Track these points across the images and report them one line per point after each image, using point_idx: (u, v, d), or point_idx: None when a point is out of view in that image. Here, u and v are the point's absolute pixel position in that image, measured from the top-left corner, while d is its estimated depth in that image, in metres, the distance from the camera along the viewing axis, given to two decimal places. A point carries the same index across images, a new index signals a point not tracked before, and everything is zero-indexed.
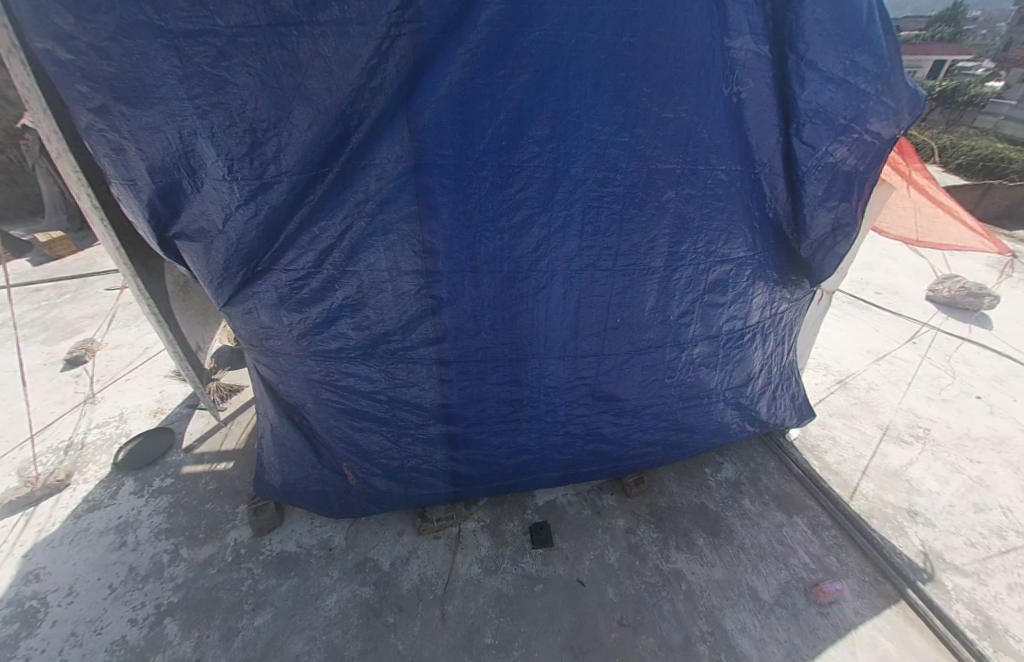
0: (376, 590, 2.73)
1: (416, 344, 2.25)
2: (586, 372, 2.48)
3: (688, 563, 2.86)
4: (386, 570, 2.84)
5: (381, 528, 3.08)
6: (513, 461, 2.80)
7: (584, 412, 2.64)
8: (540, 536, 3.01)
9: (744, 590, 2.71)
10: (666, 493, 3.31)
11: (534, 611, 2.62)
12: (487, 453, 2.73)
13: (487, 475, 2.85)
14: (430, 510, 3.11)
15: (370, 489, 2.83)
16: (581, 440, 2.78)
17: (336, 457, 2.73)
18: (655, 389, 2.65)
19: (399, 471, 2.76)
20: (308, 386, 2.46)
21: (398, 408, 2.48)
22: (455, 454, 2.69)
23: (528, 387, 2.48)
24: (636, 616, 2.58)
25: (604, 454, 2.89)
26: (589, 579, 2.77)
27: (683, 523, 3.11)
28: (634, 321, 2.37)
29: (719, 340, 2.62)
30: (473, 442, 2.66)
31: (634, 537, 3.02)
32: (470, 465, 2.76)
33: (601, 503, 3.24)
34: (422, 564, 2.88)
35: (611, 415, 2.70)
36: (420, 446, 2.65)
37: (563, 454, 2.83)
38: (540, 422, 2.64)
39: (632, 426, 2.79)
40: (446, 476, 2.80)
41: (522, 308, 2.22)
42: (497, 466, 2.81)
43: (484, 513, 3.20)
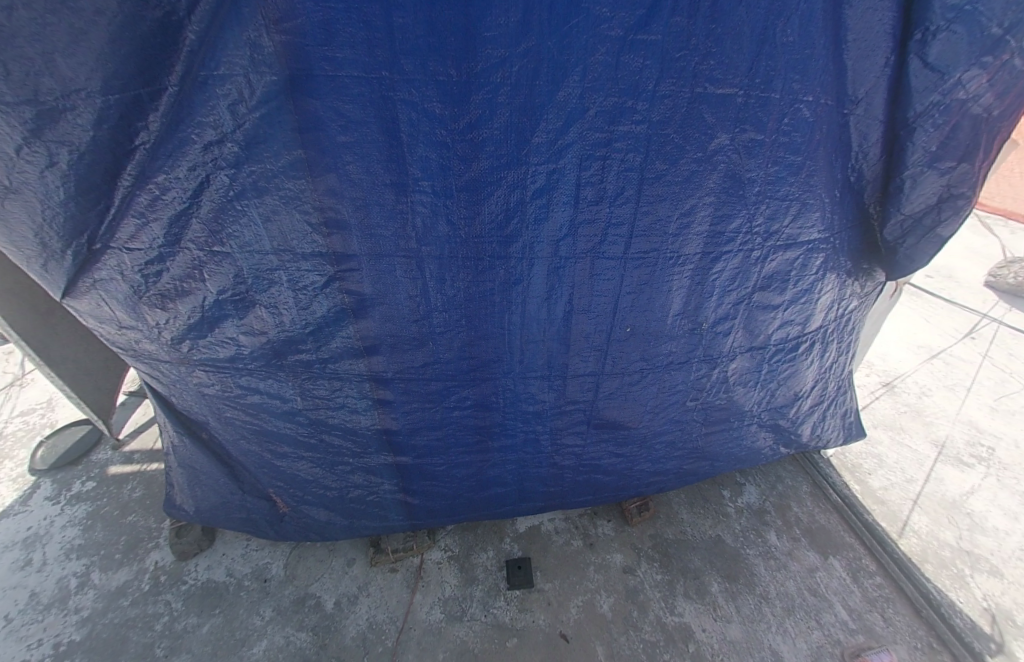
0: (314, 638, 2.25)
1: (335, 357, 1.60)
2: (579, 396, 1.82)
3: (698, 617, 2.27)
4: (329, 612, 2.36)
5: (328, 556, 2.60)
6: (482, 495, 2.21)
7: (574, 443, 2.01)
8: (517, 575, 2.48)
9: (767, 657, 2.13)
10: (674, 523, 2.68)
11: None
12: (449, 486, 2.14)
13: (451, 509, 2.28)
14: (389, 538, 2.61)
15: (307, 518, 2.30)
16: (571, 475, 2.16)
17: (259, 481, 2.18)
18: (672, 415, 1.98)
19: (338, 501, 2.19)
20: (206, 400, 1.87)
21: (324, 433, 1.87)
22: (405, 486, 2.11)
23: (498, 413, 1.84)
24: None
25: (600, 489, 2.28)
26: (574, 635, 2.21)
27: (694, 563, 2.49)
28: (650, 331, 1.67)
29: (765, 354, 1.90)
30: (428, 474, 2.07)
31: (633, 579, 2.43)
32: (427, 498, 2.19)
33: (595, 532, 2.65)
34: (373, 605, 2.39)
35: (611, 447, 2.06)
36: (359, 476, 2.07)
37: (548, 488, 2.23)
38: (517, 453, 2.01)
39: (638, 459, 2.15)
40: (399, 508, 2.24)
41: (484, 310, 1.52)
42: (462, 500, 2.23)
43: (454, 541, 2.68)
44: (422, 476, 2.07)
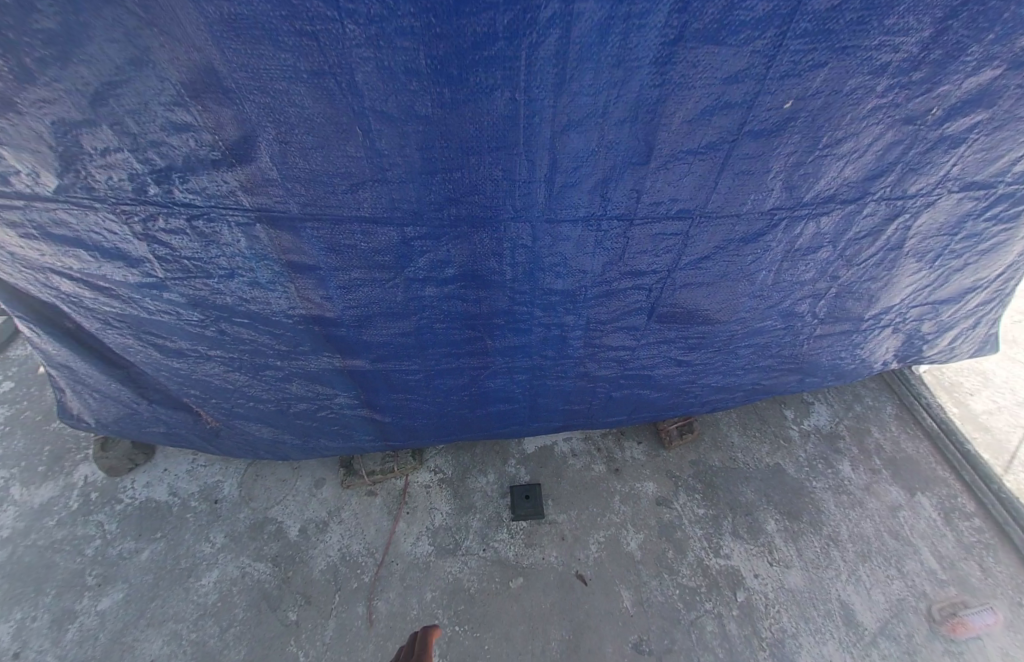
0: (275, 570, 1.85)
1: (178, 168, 0.83)
2: (645, 263, 1.06)
3: (750, 561, 1.81)
4: (293, 541, 1.93)
5: (292, 476, 2.12)
6: (478, 413, 1.58)
7: (623, 343, 1.30)
8: (524, 505, 1.97)
9: (834, 610, 1.72)
10: (722, 447, 2.10)
11: (506, 622, 1.68)
12: (430, 401, 1.49)
13: (437, 430, 1.67)
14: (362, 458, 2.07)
15: (247, 436, 1.73)
16: (607, 389, 1.50)
17: (166, 388, 1.55)
18: (785, 304, 1.24)
19: (280, 417, 1.59)
20: (22, 265, 1.12)
21: (222, 322, 1.17)
22: (367, 399, 1.47)
23: (501, 291, 1.09)
24: (661, 641, 1.63)
25: (642, 408, 1.65)
26: (595, 577, 1.77)
27: (745, 496, 1.96)
28: (826, 117, 0.85)
29: (981, 199, 1.10)
30: (398, 385, 1.40)
31: (669, 513, 1.92)
32: (402, 415, 1.56)
33: (621, 456, 2.09)
34: (346, 533, 1.94)
35: (677, 350, 1.35)
36: (297, 385, 1.42)
37: (570, 406, 1.59)
38: (530, 357, 1.32)
39: (709, 368, 1.46)
40: (367, 427, 1.63)
41: (474, 33, 0.65)
42: (450, 420, 1.61)
43: (444, 462, 2.14)
44: (390, 386, 1.40)
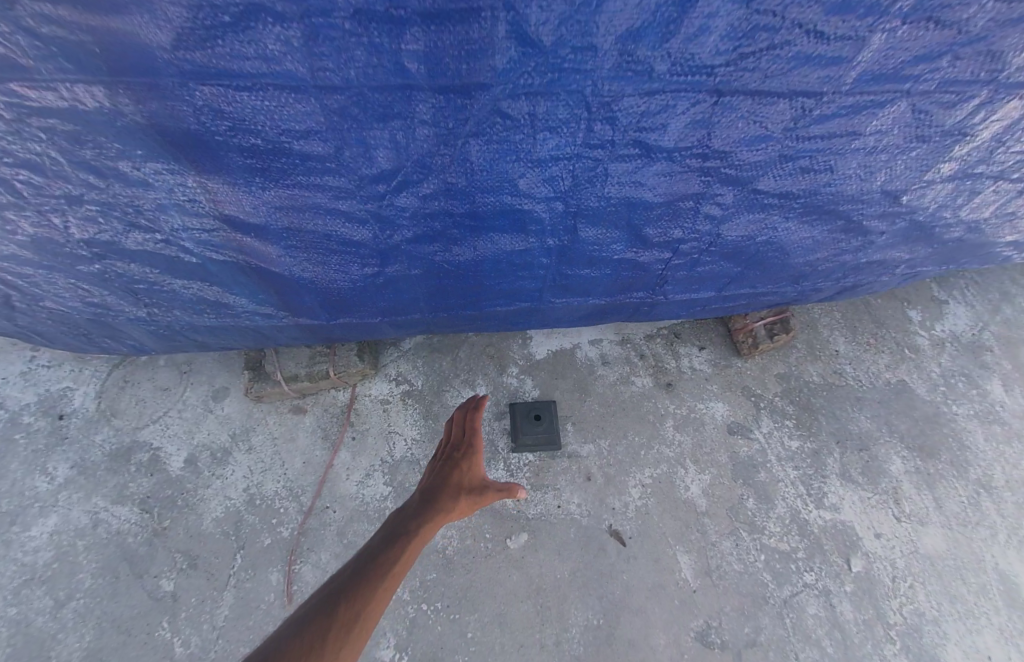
0: (146, 517, 1.20)
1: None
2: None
3: (869, 515, 1.20)
4: (174, 478, 1.24)
5: (177, 384, 1.38)
6: (458, 261, 0.81)
7: (837, 24, 0.46)
8: (535, 430, 1.27)
9: (990, 584, 1.14)
10: (824, 356, 1.41)
11: (502, 600, 1.08)
12: (362, 220, 0.71)
13: (385, 298, 0.91)
14: (275, 356, 1.24)
15: (52, 307, 0.95)
16: (729, 204, 0.71)
17: None
18: None
19: (74, 258, 0.79)
20: None
21: None
22: (222, 205, 0.68)
23: None
24: (740, 630, 1.06)
25: (765, 263, 0.90)
26: (638, 536, 1.15)
27: (858, 426, 1.31)
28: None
29: None
30: (272, 158, 0.59)
31: (748, 447, 1.26)
32: (308, 260, 0.79)
33: (676, 365, 1.38)
34: (253, 467, 1.24)
35: (947, 71, 0.53)
36: (60, 162, 0.60)
37: (642, 253, 0.82)
38: (582, 82, 0.50)
39: (960, 149, 0.66)
40: (252, 288, 0.86)
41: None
42: (406, 277, 0.84)
43: (411, 367, 1.38)
44: (255, 165, 0.61)
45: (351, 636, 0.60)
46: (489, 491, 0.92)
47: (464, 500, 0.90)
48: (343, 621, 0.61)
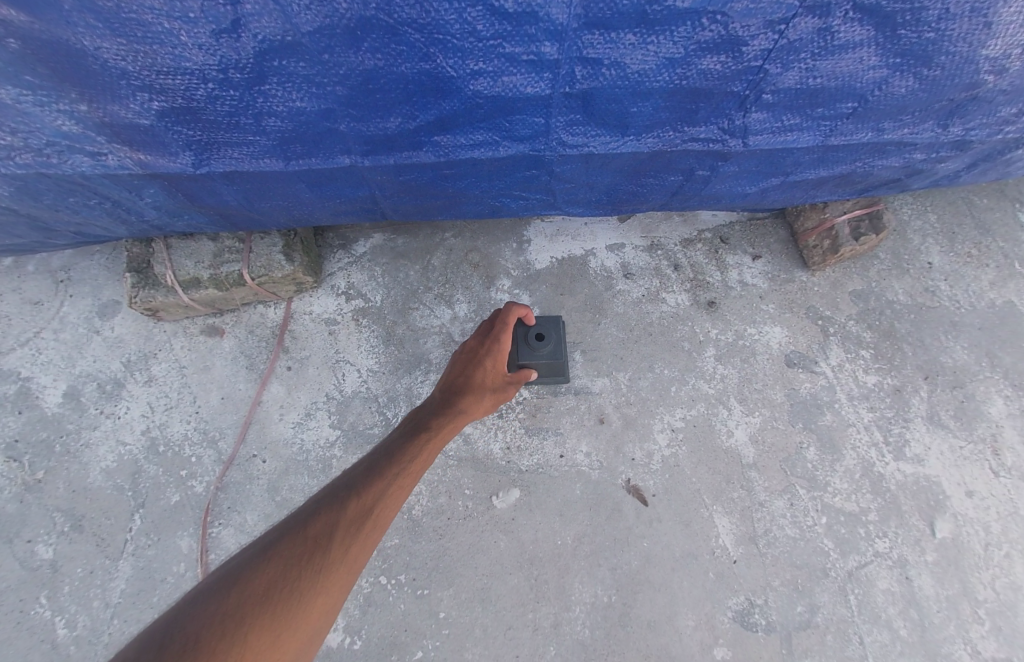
0: (13, 467, 0.90)
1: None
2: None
3: (960, 468, 0.93)
4: (50, 417, 0.94)
5: (51, 296, 1.02)
6: (385, 4, 0.42)
7: None
8: (534, 357, 0.81)
9: None
10: (914, 270, 1.07)
11: (482, 573, 0.83)
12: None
13: (269, 107, 0.55)
14: (166, 252, 0.88)
15: None
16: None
17: None
18: None
19: None
20: None
21: None
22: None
23: None
24: (792, 610, 0.81)
25: (939, 59, 0.54)
26: (664, 494, 0.87)
27: (954, 359, 1.01)
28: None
29: None
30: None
31: (811, 383, 0.96)
32: None
33: (720, 279, 1.04)
34: (155, 404, 0.93)
35: None
36: None
37: (748, 0, 0.44)
38: None
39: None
40: (19, 76, 0.47)
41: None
42: (295, 48, 0.46)
43: (367, 277, 1.03)
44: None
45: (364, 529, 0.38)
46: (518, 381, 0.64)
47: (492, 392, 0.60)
48: (350, 515, 0.39)
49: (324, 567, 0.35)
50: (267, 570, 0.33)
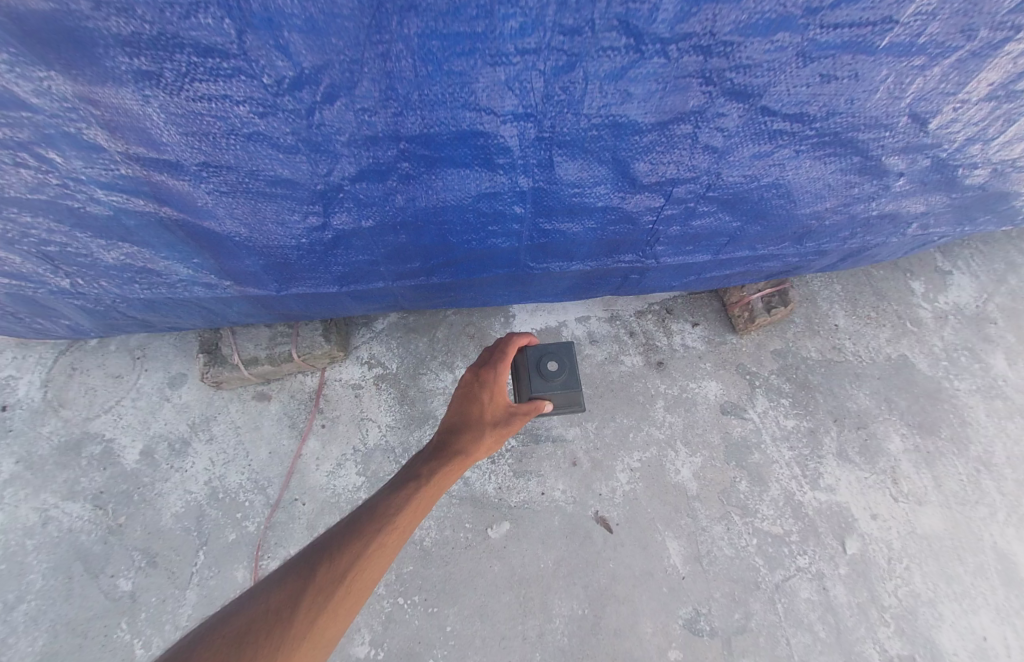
0: (98, 514, 1.12)
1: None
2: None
3: (866, 494, 1.15)
4: (130, 472, 1.16)
5: (130, 370, 1.27)
6: (414, 212, 0.70)
7: None
8: (547, 387, 0.82)
9: (987, 565, 1.11)
10: (823, 332, 1.34)
11: (479, 592, 1.02)
12: (298, 153, 0.57)
13: (333, 261, 0.82)
14: (232, 337, 1.14)
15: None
16: (730, 128, 0.59)
17: None
18: None
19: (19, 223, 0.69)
20: None
21: None
22: (119, 134, 0.54)
23: None
24: (730, 616, 1.01)
25: (773, 217, 0.81)
26: (625, 522, 1.09)
27: (857, 403, 1.25)
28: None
29: None
30: (159, 51, 0.44)
31: (742, 426, 1.20)
32: (239, 210, 0.67)
33: (668, 343, 1.30)
34: (217, 458, 1.16)
35: None
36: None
37: (633, 200, 0.72)
38: None
39: (1009, 52, 0.55)
40: (179, 248, 0.75)
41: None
42: (357, 233, 0.74)
43: (385, 349, 1.28)
44: (141, 66, 0.46)
45: (332, 601, 0.43)
46: (517, 420, 0.68)
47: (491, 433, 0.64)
48: (321, 583, 0.43)
49: (287, 638, 0.40)
50: (239, 635, 0.39)
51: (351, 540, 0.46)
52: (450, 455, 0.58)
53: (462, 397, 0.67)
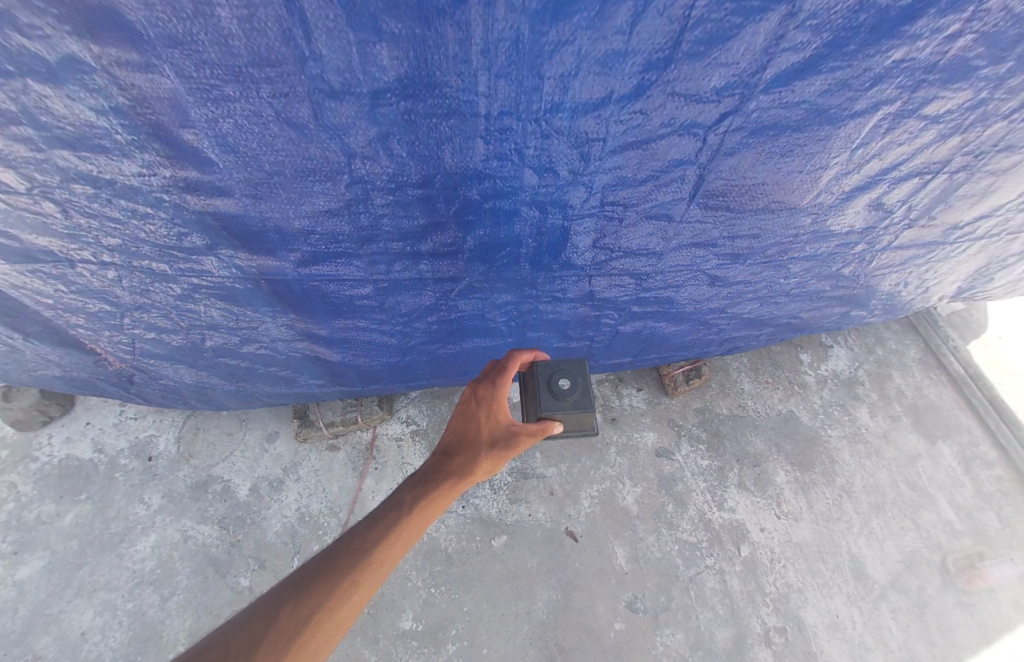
0: (222, 533, 1.61)
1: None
2: (704, 81, 0.58)
3: (757, 514, 1.64)
4: (243, 502, 1.66)
5: (238, 428, 1.81)
6: (449, 352, 1.24)
7: (641, 243, 0.89)
8: (561, 402, 0.96)
9: (843, 564, 1.58)
10: (731, 394, 1.87)
11: (487, 583, 1.50)
12: (393, 333, 1.13)
13: (396, 374, 1.35)
14: (318, 406, 1.73)
15: (189, 382, 1.39)
16: (615, 318, 1.14)
17: (127, 341, 1.20)
18: (878, 190, 0.84)
19: (227, 359, 1.23)
20: None
21: (129, 221, 0.81)
22: (306, 329, 1.10)
23: (471, 134, 0.64)
24: (657, 599, 1.48)
25: (660, 346, 1.33)
26: (586, 534, 1.58)
27: (754, 447, 1.76)
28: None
29: None
30: (346, 306, 1.01)
31: (670, 464, 1.71)
32: (354, 356, 1.22)
33: (619, 404, 1.83)
34: (303, 492, 1.67)
35: (715, 259, 0.96)
36: (247, 317, 1.07)
37: (571, 343, 1.26)
38: (514, 271, 0.93)
39: (749, 289, 1.09)
40: (310, 370, 1.29)
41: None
42: (414, 362, 1.28)
43: (418, 412, 1.82)
44: (331, 309, 1.02)
45: (315, 623, 0.57)
46: (511, 448, 0.78)
47: (480, 463, 0.76)
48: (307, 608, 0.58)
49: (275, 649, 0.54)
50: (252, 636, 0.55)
51: (337, 568, 0.61)
52: (436, 490, 0.71)
53: (458, 430, 0.80)
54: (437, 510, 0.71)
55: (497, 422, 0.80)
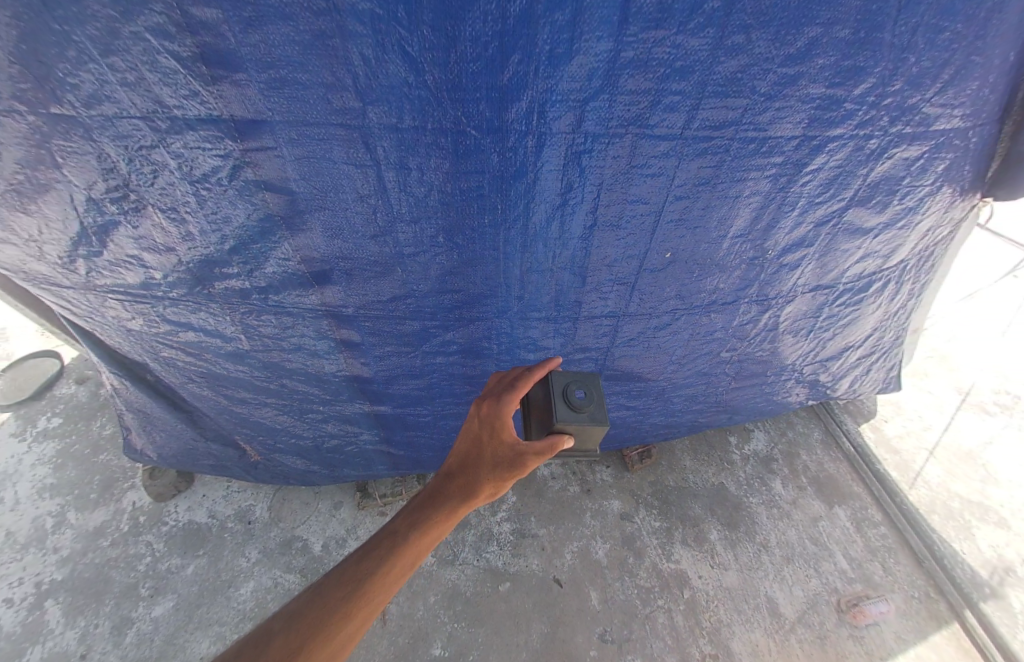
0: (302, 580, 2.20)
1: (279, 289, 1.19)
2: (588, 340, 1.44)
3: (695, 564, 2.21)
4: (318, 556, 2.28)
5: (314, 499, 2.49)
6: None
7: None
8: (574, 413, 1.20)
9: (761, 604, 2.10)
10: (676, 470, 2.54)
11: (496, 619, 2.04)
12: (439, 440, 1.86)
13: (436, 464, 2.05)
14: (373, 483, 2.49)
15: (299, 468, 2.10)
16: None
17: (273, 443, 1.94)
18: (701, 366, 1.62)
19: (331, 454, 1.96)
20: (193, 372, 1.61)
21: (315, 390, 1.59)
22: (388, 438, 1.84)
23: (492, 360, 1.45)
24: (621, 631, 2.00)
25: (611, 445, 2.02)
26: (569, 580, 2.15)
27: (693, 510, 2.39)
28: (688, 265, 1.28)
29: (832, 295, 1.51)
30: (416, 426, 1.76)
31: (630, 525, 2.33)
32: (415, 453, 1.94)
33: (592, 478, 2.51)
34: None
35: (624, 400, 1.71)
36: (354, 432, 1.81)
37: None
38: None
39: (652, 411, 1.82)
40: (382, 462, 2.01)
41: (475, 229, 1.09)
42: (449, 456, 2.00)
43: None
44: (407, 428, 1.76)
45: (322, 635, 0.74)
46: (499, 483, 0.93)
47: (470, 499, 0.92)
48: (318, 622, 0.75)
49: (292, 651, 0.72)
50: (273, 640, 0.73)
51: (346, 589, 0.78)
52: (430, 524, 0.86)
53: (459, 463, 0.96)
54: (430, 539, 0.87)
55: (491, 458, 0.95)
